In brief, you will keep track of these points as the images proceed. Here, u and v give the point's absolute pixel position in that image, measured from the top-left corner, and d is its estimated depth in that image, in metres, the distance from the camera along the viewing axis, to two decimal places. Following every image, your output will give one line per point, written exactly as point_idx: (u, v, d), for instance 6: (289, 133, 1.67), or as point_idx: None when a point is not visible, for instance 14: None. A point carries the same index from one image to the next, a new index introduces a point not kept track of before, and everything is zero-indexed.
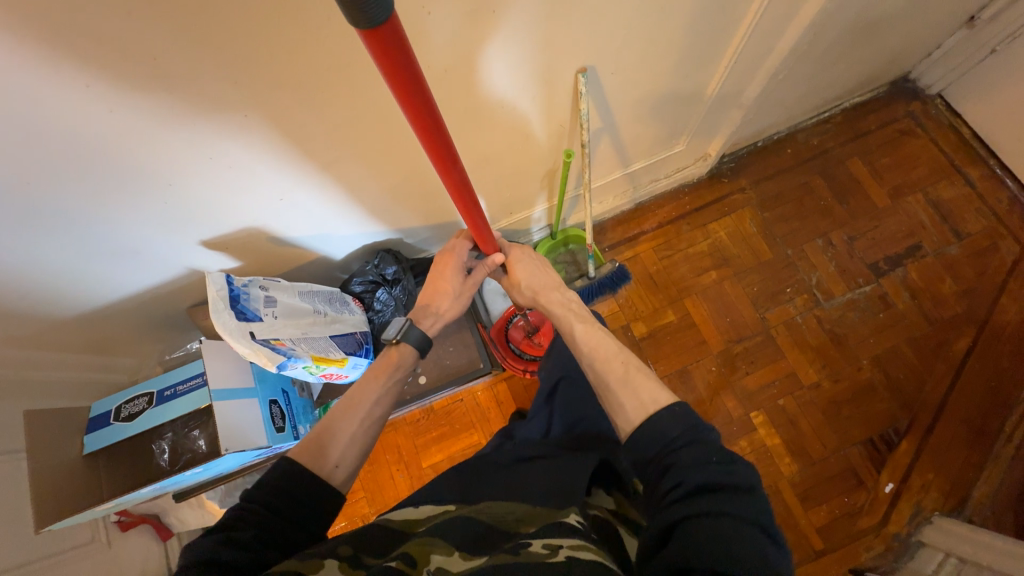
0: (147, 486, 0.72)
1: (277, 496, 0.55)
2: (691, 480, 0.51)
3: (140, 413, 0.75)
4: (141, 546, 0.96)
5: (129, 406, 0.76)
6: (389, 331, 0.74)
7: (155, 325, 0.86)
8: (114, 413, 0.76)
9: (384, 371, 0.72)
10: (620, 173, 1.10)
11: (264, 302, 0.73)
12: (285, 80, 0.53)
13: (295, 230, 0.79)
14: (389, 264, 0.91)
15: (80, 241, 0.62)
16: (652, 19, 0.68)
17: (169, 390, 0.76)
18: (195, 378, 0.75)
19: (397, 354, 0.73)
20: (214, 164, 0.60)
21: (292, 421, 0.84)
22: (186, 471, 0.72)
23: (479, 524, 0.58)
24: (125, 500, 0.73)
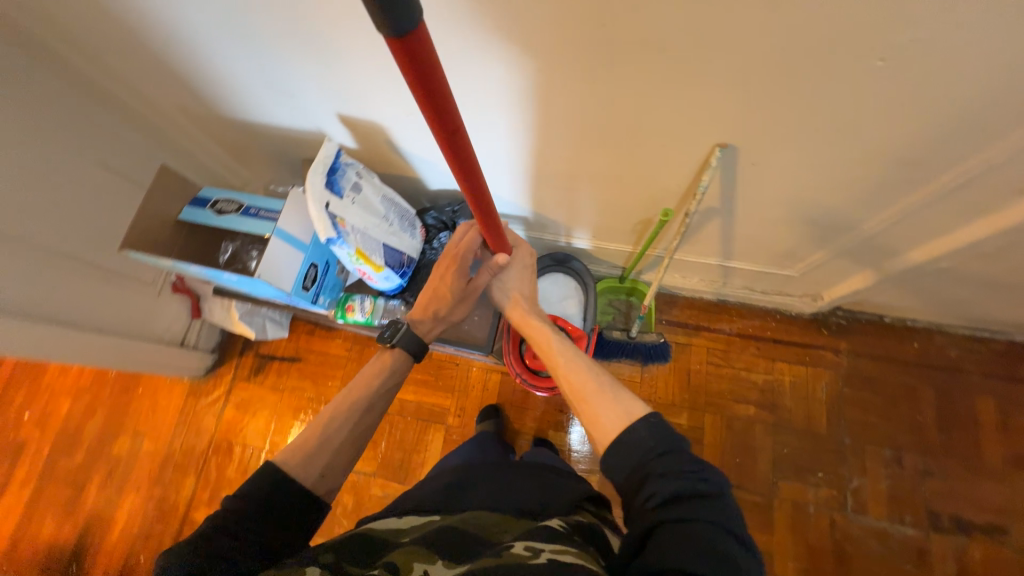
0: (197, 266, 0.87)
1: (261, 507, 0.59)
2: (665, 487, 0.49)
3: (227, 213, 0.89)
4: (175, 311, 1.18)
5: (223, 203, 0.91)
6: (385, 334, 0.82)
7: (275, 158, 1.02)
8: (211, 203, 0.91)
9: (377, 372, 0.79)
10: (716, 262, 1.04)
11: (352, 186, 0.82)
12: (452, 26, 0.58)
13: (409, 146, 0.87)
14: (465, 216, 0.98)
15: (259, 70, 0.76)
16: (821, 134, 0.63)
17: (254, 210, 0.89)
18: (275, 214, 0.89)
19: (390, 357, 0.81)
20: (375, 60, 0.68)
21: (318, 288, 0.96)
22: (226, 272, 0.85)
23: (464, 530, 0.61)
24: (176, 264, 0.89)
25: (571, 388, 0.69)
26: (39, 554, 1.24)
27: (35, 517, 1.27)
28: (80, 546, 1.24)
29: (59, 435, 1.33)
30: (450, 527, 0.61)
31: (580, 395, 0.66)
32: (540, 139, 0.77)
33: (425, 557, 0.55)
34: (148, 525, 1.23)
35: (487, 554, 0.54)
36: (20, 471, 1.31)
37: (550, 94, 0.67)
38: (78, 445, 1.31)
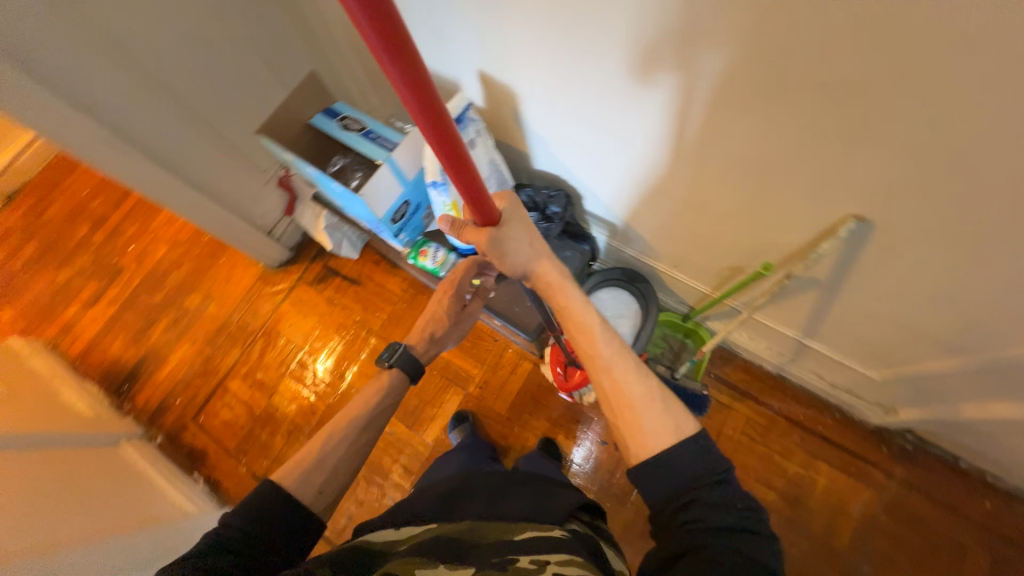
0: (311, 168, 0.93)
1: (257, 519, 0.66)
2: (707, 517, 0.52)
3: (350, 130, 0.95)
4: (273, 203, 1.30)
5: (351, 120, 0.96)
6: (384, 355, 0.93)
7: None
8: (340, 116, 0.97)
9: (374, 392, 0.89)
10: (793, 335, 0.97)
11: (468, 141, 0.84)
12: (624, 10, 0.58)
13: (531, 120, 0.88)
14: (557, 204, 0.98)
15: (424, 18, 0.79)
16: (977, 239, 0.57)
17: (373, 135, 0.94)
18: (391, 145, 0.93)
19: (388, 376, 0.91)
20: (533, 28, 0.68)
21: (402, 224, 1.00)
22: (333, 183, 0.92)
23: (456, 539, 0.66)
24: (293, 158, 0.96)
25: (612, 389, 0.65)
26: (102, 363, 1.43)
27: (110, 332, 1.47)
28: (135, 370, 1.41)
29: (149, 272, 1.51)
30: (444, 536, 0.67)
31: (624, 401, 0.63)
32: (665, 155, 0.76)
33: (426, 562, 0.60)
34: (191, 375, 1.38)
35: (490, 566, 0.58)
36: (112, 290, 1.51)
37: (697, 113, 0.65)
38: (160, 286, 1.49)
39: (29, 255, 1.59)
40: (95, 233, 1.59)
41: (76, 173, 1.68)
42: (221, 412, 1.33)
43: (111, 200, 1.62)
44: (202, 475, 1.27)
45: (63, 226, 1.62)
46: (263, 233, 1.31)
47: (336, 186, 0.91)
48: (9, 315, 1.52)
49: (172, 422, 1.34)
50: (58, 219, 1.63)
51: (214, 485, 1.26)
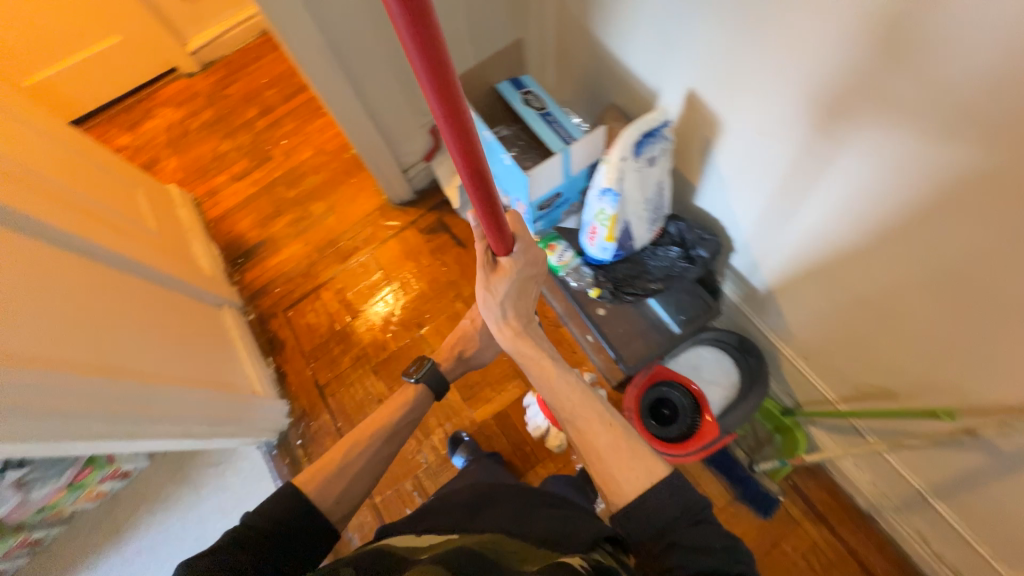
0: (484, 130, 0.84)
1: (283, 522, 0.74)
2: (691, 560, 0.54)
3: (529, 106, 0.92)
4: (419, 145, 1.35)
5: (532, 96, 0.93)
6: (413, 370, 1.04)
7: (583, 87, 1.05)
8: (524, 88, 0.93)
9: (401, 406, 1.00)
10: (917, 484, 0.84)
11: (652, 156, 0.77)
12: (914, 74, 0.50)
13: (719, 154, 0.81)
14: (706, 248, 0.89)
15: (657, 22, 0.75)
16: None
17: (549, 118, 0.90)
18: (566, 133, 0.88)
19: (415, 391, 1.02)
20: (777, 63, 0.62)
21: (544, 214, 0.93)
22: (501, 154, 0.83)
23: (461, 550, 0.59)
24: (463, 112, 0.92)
25: (583, 441, 0.72)
26: (229, 233, 1.59)
27: (244, 210, 1.62)
28: (252, 249, 1.56)
29: (291, 170, 1.65)
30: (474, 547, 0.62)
31: (591, 450, 0.70)
32: (860, 241, 0.68)
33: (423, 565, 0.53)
34: (295, 271, 1.50)
35: None
36: (257, 174, 1.67)
37: (923, 209, 0.58)
38: (296, 184, 1.62)
39: (205, 120, 1.80)
40: (261, 119, 1.76)
41: (263, 63, 1.87)
42: (307, 315, 1.42)
43: (282, 96, 1.78)
44: (274, 362, 1.38)
45: (237, 104, 1.80)
46: (399, 169, 1.37)
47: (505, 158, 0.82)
48: (173, 165, 1.73)
49: (265, 307, 1.46)
50: (236, 98, 1.82)
51: (280, 375, 1.36)
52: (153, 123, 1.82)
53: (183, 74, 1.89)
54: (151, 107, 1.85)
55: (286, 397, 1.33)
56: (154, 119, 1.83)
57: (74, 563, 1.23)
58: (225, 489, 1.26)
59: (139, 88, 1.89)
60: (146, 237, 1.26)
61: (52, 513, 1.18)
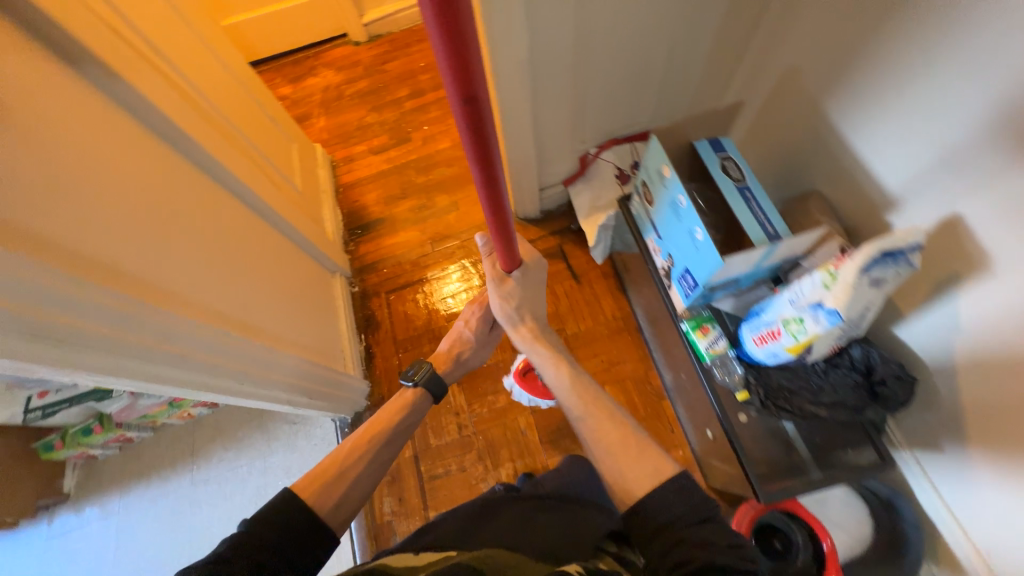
0: (683, 194, 0.74)
1: (281, 527, 0.72)
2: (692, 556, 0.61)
3: (726, 174, 0.81)
4: (565, 168, 1.29)
5: (731, 163, 0.83)
6: (411, 373, 1.07)
7: (780, 159, 0.94)
8: (722, 151, 0.84)
9: (400, 408, 1.01)
10: None
11: (883, 278, 0.64)
12: None
13: (963, 295, 0.65)
14: (901, 390, 0.73)
15: (935, 122, 0.63)
16: None
17: (747, 193, 0.80)
18: (766, 219, 0.77)
19: (421, 394, 1.05)
20: None
21: (710, 295, 0.82)
22: (695, 225, 0.73)
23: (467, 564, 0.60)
24: (650, 162, 0.83)
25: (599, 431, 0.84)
26: (354, 202, 1.64)
27: (373, 184, 1.67)
28: (371, 224, 1.60)
29: (426, 157, 1.67)
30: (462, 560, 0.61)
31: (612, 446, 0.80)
32: None
33: None
34: (406, 257, 1.51)
35: None
36: (394, 152, 1.71)
37: None
38: (428, 172, 1.64)
39: (360, 89, 1.87)
40: (410, 100, 1.80)
41: (425, 47, 1.91)
42: (407, 304, 1.43)
43: (435, 82, 1.82)
44: (365, 340, 1.40)
45: (393, 81, 1.86)
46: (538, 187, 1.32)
47: (700, 232, 0.72)
48: (322, 125, 1.82)
49: (370, 284, 1.49)
50: (392, 75, 1.88)
51: (368, 356, 1.38)
52: (313, 81, 1.93)
53: (351, 42, 1.98)
54: (316, 66, 1.97)
55: (369, 379, 1.35)
56: (315, 77, 1.94)
57: (151, 471, 1.32)
58: (295, 450, 1.31)
59: (310, 46, 2.00)
60: (292, 194, 1.32)
61: (148, 420, 1.28)
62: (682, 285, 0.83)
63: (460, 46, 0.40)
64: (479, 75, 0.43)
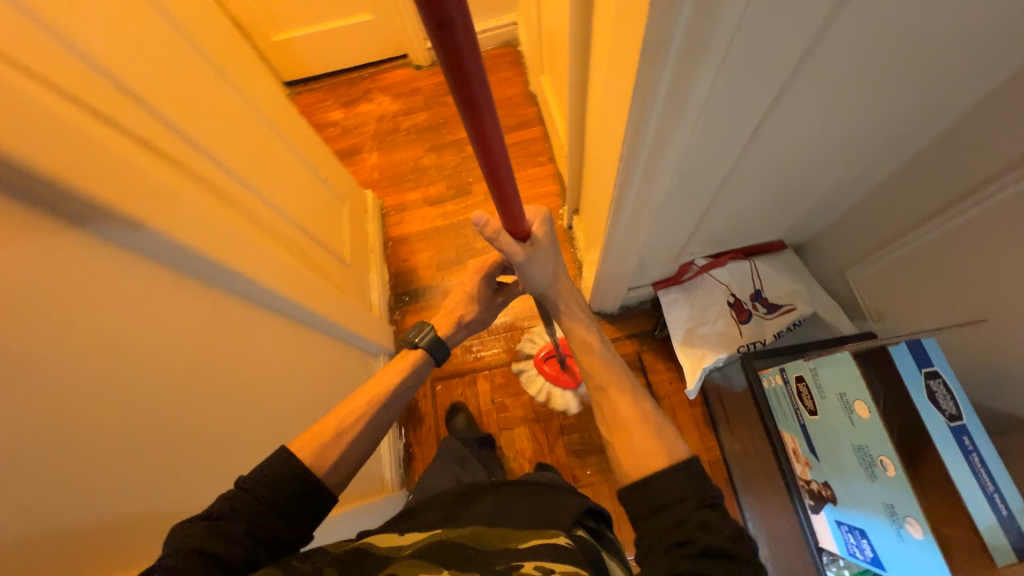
0: (893, 460, 0.54)
1: (277, 490, 0.56)
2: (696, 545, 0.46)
3: (934, 409, 0.53)
4: (659, 274, 1.06)
5: (942, 391, 0.54)
6: (412, 333, 0.85)
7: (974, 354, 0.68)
8: (926, 368, 0.54)
9: (400, 377, 0.78)
10: None
11: None
12: None
13: None
14: None
15: None
16: None
17: (967, 442, 0.51)
18: (997, 492, 0.49)
19: (416, 359, 0.82)
20: None
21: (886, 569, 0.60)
22: (908, 511, 0.52)
23: (462, 544, 0.53)
24: (835, 374, 0.61)
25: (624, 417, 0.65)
26: (404, 261, 1.46)
27: (425, 241, 1.48)
28: (420, 291, 1.42)
29: (487, 216, 1.47)
30: (447, 540, 0.54)
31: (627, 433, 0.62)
32: None
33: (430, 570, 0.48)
34: None
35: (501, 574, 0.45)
36: (451, 206, 1.51)
37: None
38: None
39: (418, 123, 1.67)
40: (473, 144, 1.59)
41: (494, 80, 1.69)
42: (454, 400, 1.24)
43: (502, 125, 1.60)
44: (405, 437, 1.24)
45: (455, 117, 1.65)
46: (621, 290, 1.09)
47: (915, 526, 0.52)
48: (374, 161, 1.64)
49: None
50: (455, 109, 1.66)
51: (408, 458, 1.22)
52: (367, 108, 1.73)
53: (412, 64, 1.78)
54: (371, 88, 1.77)
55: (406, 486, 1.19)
56: (370, 102, 1.74)
57: None
58: None
59: (366, 65, 1.81)
60: (335, 268, 1.15)
61: None
62: (846, 544, 0.62)
63: (449, 39, 0.35)
64: (475, 71, 0.39)
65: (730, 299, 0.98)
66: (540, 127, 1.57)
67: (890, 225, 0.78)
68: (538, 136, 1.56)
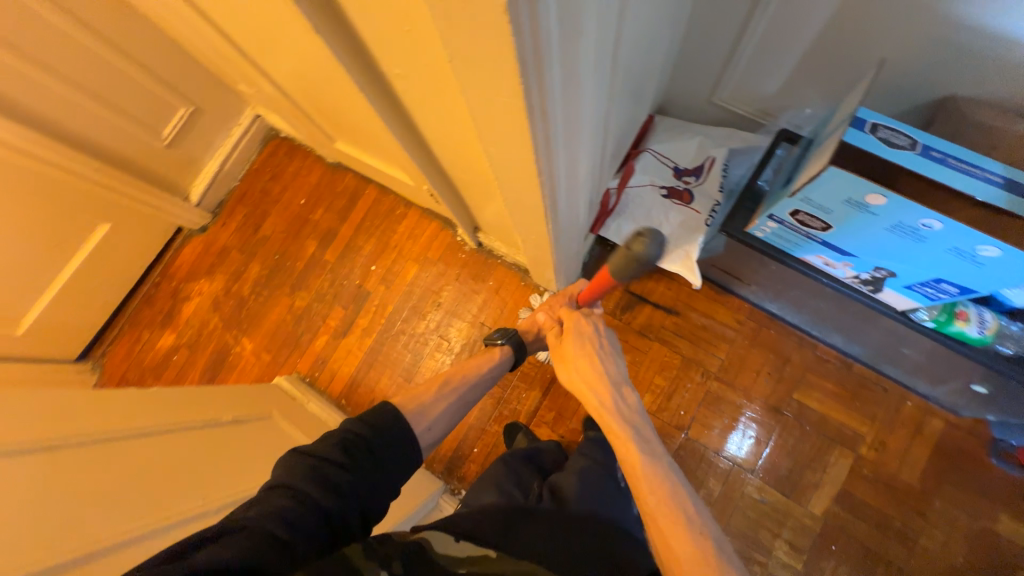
0: (936, 218, 0.54)
1: (362, 456, 0.61)
2: None
3: (900, 148, 0.61)
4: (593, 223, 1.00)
5: (890, 132, 0.62)
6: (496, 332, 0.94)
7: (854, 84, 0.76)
8: (869, 127, 0.62)
9: (487, 362, 0.88)
10: None
11: None
12: None
13: None
14: None
15: None
16: None
17: (937, 154, 0.61)
18: (984, 172, 0.60)
19: (497, 353, 0.90)
20: None
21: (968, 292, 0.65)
22: (979, 242, 0.53)
23: None
24: (825, 192, 0.61)
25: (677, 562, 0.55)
26: (371, 401, 1.27)
27: (372, 368, 1.29)
28: None
29: (403, 297, 1.32)
30: None
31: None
32: None
33: None
34: (483, 420, 1.19)
35: None
36: (364, 318, 1.33)
37: None
38: (422, 313, 1.30)
39: (256, 277, 1.42)
40: (327, 251, 1.40)
41: (288, 181, 1.47)
42: None
43: (336, 212, 1.42)
44: None
45: (287, 241, 1.43)
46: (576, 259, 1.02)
47: (989, 248, 0.53)
48: (251, 347, 1.37)
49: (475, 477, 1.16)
50: (280, 236, 1.43)
51: None
52: (193, 306, 1.43)
53: (195, 231, 1.49)
54: (179, 285, 1.46)
55: None
56: (191, 298, 1.44)
57: None
58: None
59: (149, 270, 1.48)
60: None
61: None
62: (932, 295, 0.66)
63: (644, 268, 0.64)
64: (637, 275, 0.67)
65: (662, 192, 0.98)
66: (370, 185, 1.42)
67: (718, 48, 0.82)
68: (377, 195, 1.41)
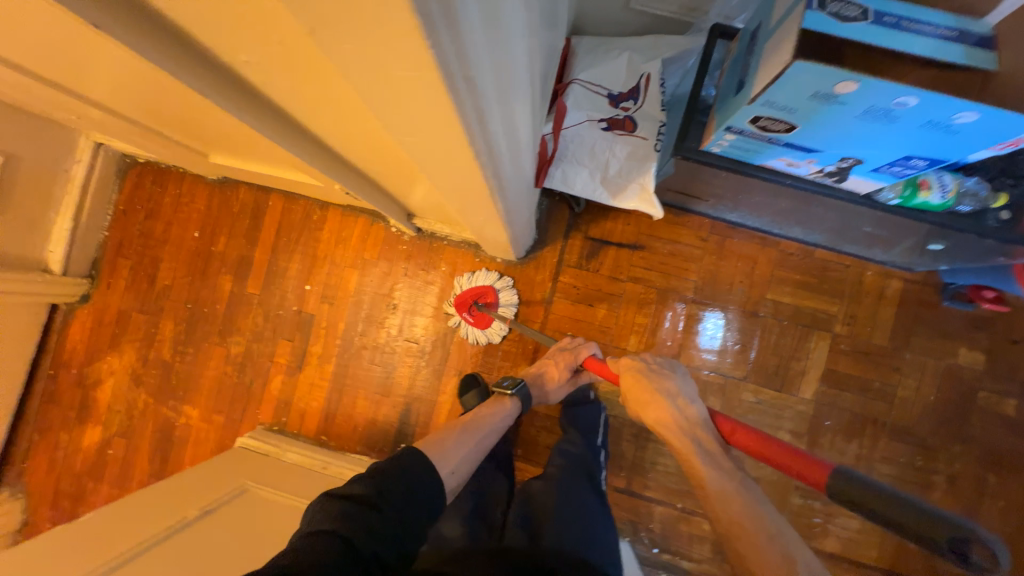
0: (908, 94, 0.49)
1: (390, 486, 0.60)
2: None
3: (856, 20, 0.54)
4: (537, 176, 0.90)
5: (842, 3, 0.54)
6: (505, 382, 0.91)
7: None
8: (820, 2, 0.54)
9: (496, 412, 0.85)
10: None
11: None
12: None
13: None
14: None
15: None
16: None
17: (892, 18, 0.55)
18: (940, 28, 0.55)
19: (508, 403, 0.87)
20: None
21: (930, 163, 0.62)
22: (953, 109, 0.49)
23: None
24: (790, 90, 0.54)
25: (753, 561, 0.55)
26: (354, 428, 1.16)
27: (344, 394, 1.18)
28: (403, 426, 1.16)
29: (352, 310, 1.18)
30: None
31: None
32: None
33: None
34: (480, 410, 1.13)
35: None
36: (317, 344, 1.19)
37: None
38: (379, 321, 1.18)
39: (174, 336, 1.21)
40: (247, 284, 1.20)
41: (169, 215, 1.22)
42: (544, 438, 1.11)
43: (242, 237, 1.21)
44: None
45: (196, 285, 1.21)
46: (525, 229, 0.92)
47: (964, 112, 0.49)
48: (197, 413, 1.19)
49: None
50: (184, 282, 1.21)
51: None
52: (109, 390, 1.21)
53: (75, 304, 1.23)
54: (81, 371, 1.22)
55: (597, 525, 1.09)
56: (103, 381, 1.21)
57: None
58: None
59: (37, 364, 1.22)
60: None
61: None
62: (898, 172, 0.64)
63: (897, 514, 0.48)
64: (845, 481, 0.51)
65: (601, 125, 0.88)
66: (272, 195, 1.20)
67: None
68: (283, 204, 1.20)
